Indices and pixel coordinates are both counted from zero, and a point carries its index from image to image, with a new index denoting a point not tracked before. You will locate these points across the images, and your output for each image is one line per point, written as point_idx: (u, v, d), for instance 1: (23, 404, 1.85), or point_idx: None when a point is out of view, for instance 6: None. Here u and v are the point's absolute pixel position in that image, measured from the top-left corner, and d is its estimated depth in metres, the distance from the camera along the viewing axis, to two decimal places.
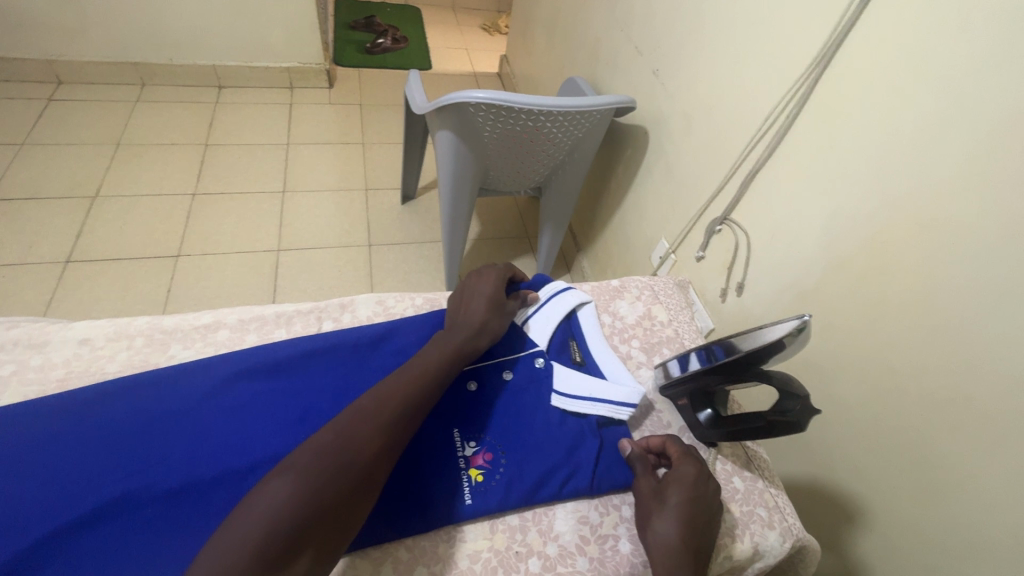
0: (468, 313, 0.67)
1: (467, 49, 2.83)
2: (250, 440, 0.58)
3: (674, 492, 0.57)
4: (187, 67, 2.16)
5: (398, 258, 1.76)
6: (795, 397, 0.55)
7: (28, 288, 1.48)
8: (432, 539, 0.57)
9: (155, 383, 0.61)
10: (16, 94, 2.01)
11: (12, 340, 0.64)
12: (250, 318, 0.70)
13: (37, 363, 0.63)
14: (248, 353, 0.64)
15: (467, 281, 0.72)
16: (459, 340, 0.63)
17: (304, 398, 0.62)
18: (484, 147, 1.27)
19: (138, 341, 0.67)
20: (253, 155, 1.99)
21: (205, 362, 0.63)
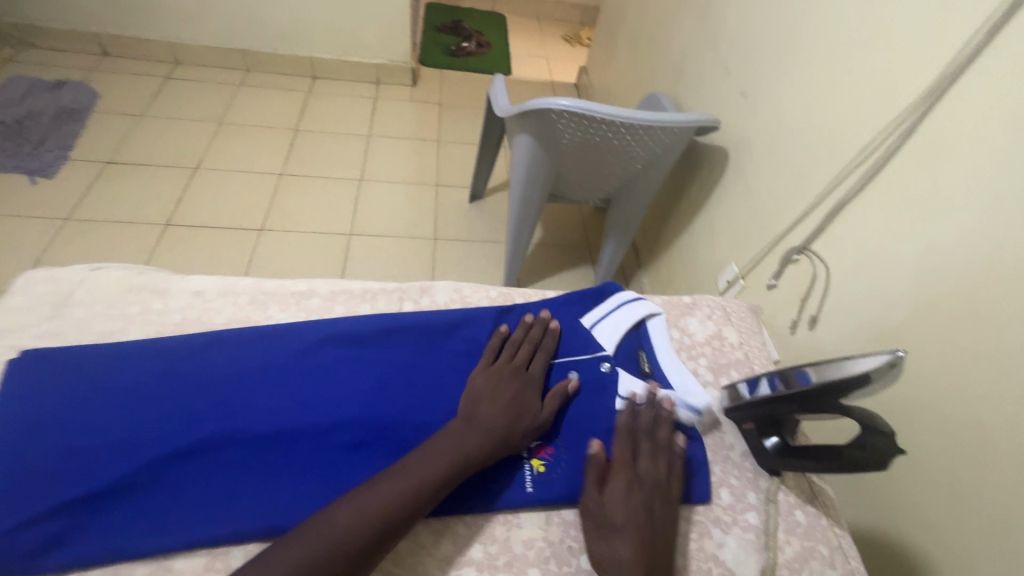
0: (497, 410, 0.60)
1: (546, 58, 2.88)
2: (332, 402, 0.62)
3: (618, 509, 0.55)
4: (287, 57, 2.32)
5: (461, 255, 1.81)
6: (879, 433, 0.54)
7: (130, 244, 1.64)
8: (490, 521, 0.59)
9: (253, 338, 0.66)
10: (140, 70, 2.23)
11: (140, 284, 0.71)
12: (341, 290, 0.75)
13: (158, 306, 0.70)
14: (335, 321, 0.69)
15: (500, 371, 0.65)
16: (477, 443, 0.57)
17: (381, 369, 0.66)
18: (561, 155, 1.30)
19: (243, 299, 0.73)
20: (336, 143, 2.11)
21: (298, 325, 0.68)
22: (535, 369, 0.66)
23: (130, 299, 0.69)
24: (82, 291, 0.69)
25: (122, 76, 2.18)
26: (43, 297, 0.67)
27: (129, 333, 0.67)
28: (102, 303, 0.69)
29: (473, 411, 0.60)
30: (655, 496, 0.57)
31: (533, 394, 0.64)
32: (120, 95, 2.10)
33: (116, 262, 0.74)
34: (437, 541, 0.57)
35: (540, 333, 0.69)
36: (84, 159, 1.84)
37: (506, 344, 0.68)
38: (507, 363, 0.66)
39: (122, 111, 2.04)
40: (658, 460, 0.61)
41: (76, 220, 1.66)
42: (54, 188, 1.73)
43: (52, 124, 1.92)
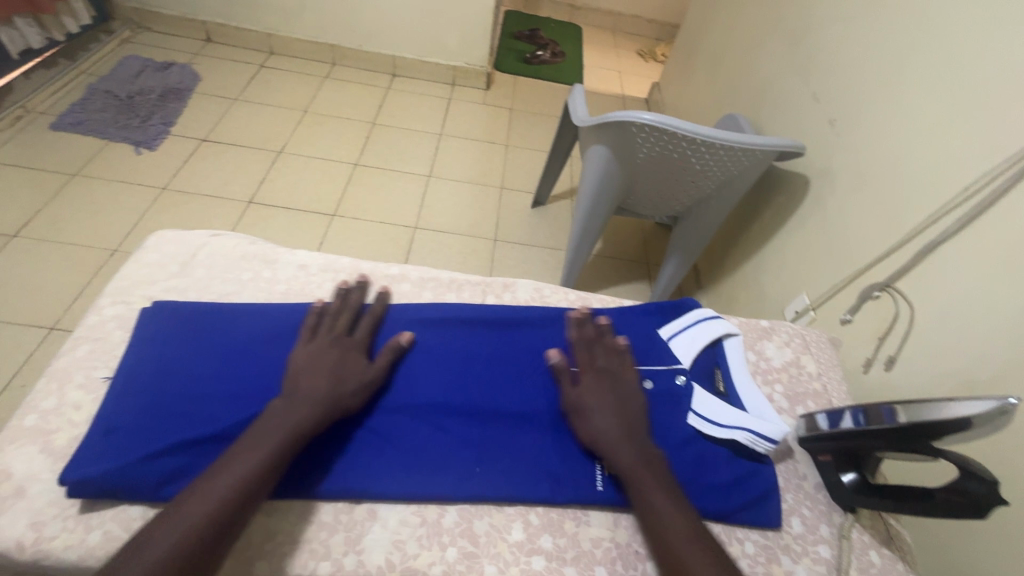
0: (318, 378, 0.60)
1: (619, 71, 2.88)
2: (418, 381, 0.66)
3: (584, 396, 0.62)
4: (371, 54, 2.43)
5: (519, 258, 1.83)
6: (977, 479, 0.52)
7: (216, 218, 1.76)
8: (561, 514, 0.60)
9: (350, 315, 0.71)
10: (238, 57, 2.39)
11: (253, 253, 0.78)
12: (429, 278, 0.79)
13: (267, 275, 0.76)
14: (424, 307, 0.73)
15: (322, 342, 0.64)
16: (304, 415, 0.57)
17: (464, 356, 0.69)
18: (636, 169, 1.31)
19: (341, 276, 0.77)
20: (409, 139, 2.19)
21: (389, 307, 0.73)
22: (357, 334, 0.67)
23: (244, 265, 0.76)
24: (203, 254, 0.76)
25: (222, 62, 2.35)
26: (171, 255, 0.75)
27: (241, 295, 0.73)
28: (219, 266, 0.75)
29: (300, 378, 0.60)
30: (615, 380, 0.64)
31: (357, 357, 0.64)
32: (219, 79, 2.26)
33: (232, 231, 0.80)
34: (508, 527, 0.58)
35: (357, 298, 0.71)
36: (183, 135, 1.99)
37: (323, 313, 0.68)
38: (326, 330, 0.66)
39: (220, 94, 2.19)
40: (608, 349, 0.67)
41: (172, 190, 1.80)
42: (155, 159, 1.88)
43: (159, 101, 2.09)
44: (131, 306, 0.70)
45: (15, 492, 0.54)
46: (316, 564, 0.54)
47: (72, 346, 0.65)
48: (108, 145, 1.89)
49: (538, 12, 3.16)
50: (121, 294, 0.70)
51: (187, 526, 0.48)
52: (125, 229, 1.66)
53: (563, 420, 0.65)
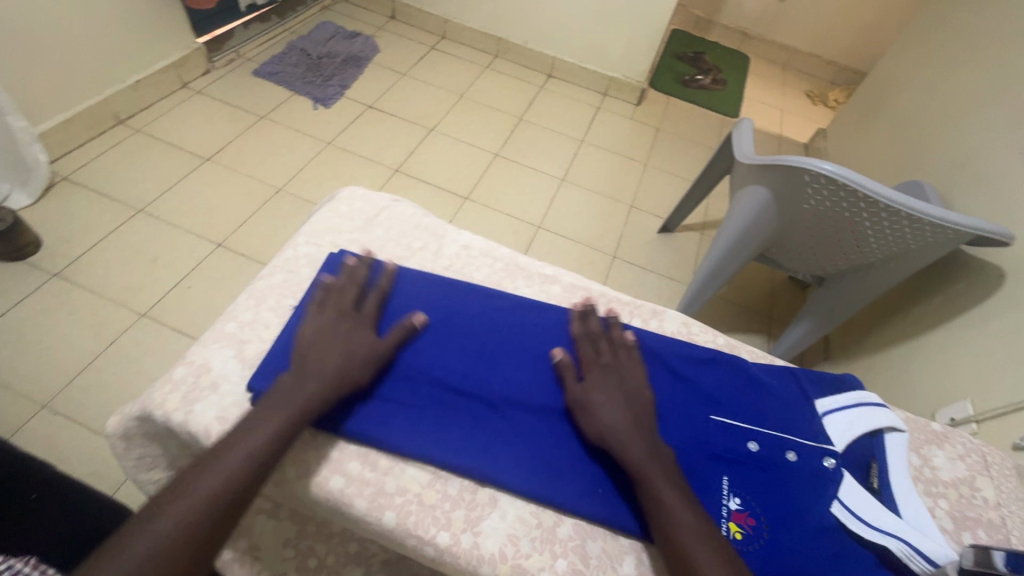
0: (326, 359, 0.59)
1: (781, 110, 2.70)
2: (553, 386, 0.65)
3: (597, 391, 0.61)
4: (534, 52, 2.50)
5: (635, 280, 1.79)
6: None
7: (365, 178, 1.91)
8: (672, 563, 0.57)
9: (501, 304, 0.72)
10: (414, 36, 2.58)
11: (425, 225, 0.82)
12: (580, 286, 0.78)
13: (434, 248, 0.80)
14: (572, 314, 0.72)
15: (330, 319, 0.63)
16: (315, 390, 0.57)
17: None
18: (799, 219, 1.21)
19: (498, 264, 0.79)
20: (551, 140, 2.23)
21: (538, 305, 0.73)
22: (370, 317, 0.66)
23: (418, 235, 0.80)
24: (384, 215, 0.82)
25: (400, 39, 2.54)
26: (360, 210, 0.82)
27: (411, 261, 0.78)
28: (397, 230, 0.81)
29: (315, 354, 0.59)
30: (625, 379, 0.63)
31: (354, 326, 0.63)
32: (395, 54, 2.45)
33: (410, 201, 0.86)
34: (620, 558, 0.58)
35: (362, 277, 0.69)
36: (354, 98, 2.19)
37: (329, 291, 0.67)
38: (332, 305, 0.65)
39: (392, 67, 2.38)
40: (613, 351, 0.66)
41: (334, 146, 1.99)
42: (327, 116, 2.09)
43: (341, 66, 2.31)
44: (321, 247, 0.77)
45: (210, 386, 0.61)
46: (436, 531, 0.56)
47: (270, 273, 0.73)
48: (293, 97, 2.13)
49: (707, 36, 3.06)
50: (314, 237, 0.77)
51: (233, 468, 0.50)
52: (291, 173, 1.86)
53: (695, 468, 0.59)
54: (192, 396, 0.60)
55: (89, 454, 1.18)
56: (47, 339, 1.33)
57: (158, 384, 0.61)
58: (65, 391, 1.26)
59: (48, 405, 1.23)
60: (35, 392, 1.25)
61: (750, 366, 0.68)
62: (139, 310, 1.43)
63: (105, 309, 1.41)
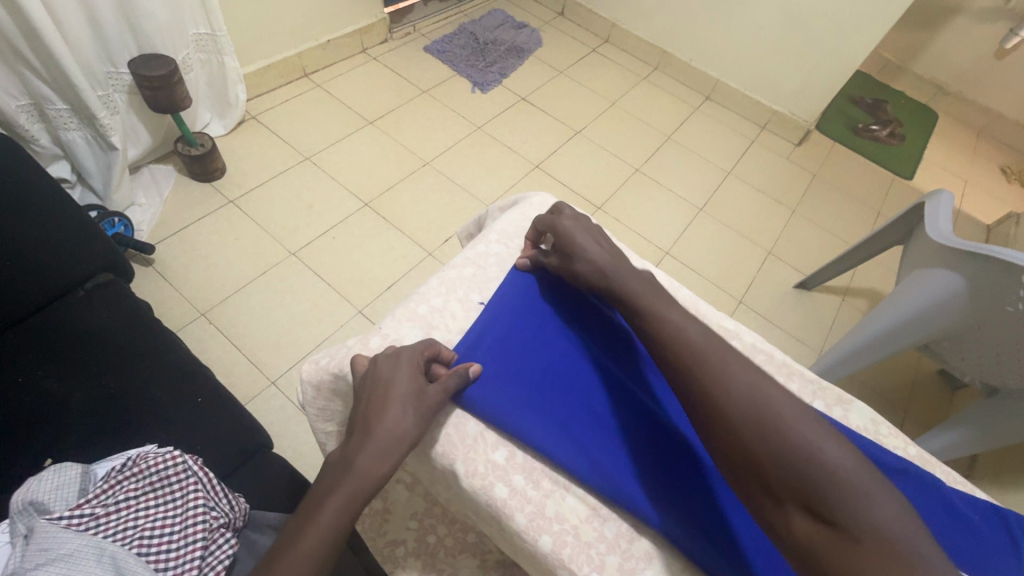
0: (373, 425, 0.53)
1: (965, 181, 2.38)
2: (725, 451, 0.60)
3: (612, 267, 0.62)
4: (697, 71, 2.39)
5: (758, 332, 1.68)
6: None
7: (506, 168, 1.95)
8: None
9: None
10: (578, 35, 2.57)
11: None
12: (763, 350, 0.71)
13: None
14: None
15: (381, 369, 0.56)
16: (370, 458, 0.52)
17: None
18: (993, 321, 1.05)
19: None
20: (695, 165, 2.13)
21: None
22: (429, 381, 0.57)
23: None
24: None
25: (564, 36, 2.55)
26: None
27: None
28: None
29: (371, 416, 0.53)
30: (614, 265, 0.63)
31: (412, 376, 0.56)
32: (556, 50, 2.47)
33: None
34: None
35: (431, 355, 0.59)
36: (509, 88, 2.23)
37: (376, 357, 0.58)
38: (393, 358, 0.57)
39: (551, 64, 2.39)
40: (591, 236, 0.67)
41: (483, 131, 2.04)
42: (482, 101, 2.15)
43: (504, 55, 2.36)
44: (509, 246, 0.75)
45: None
46: (587, 570, 0.52)
47: (461, 262, 0.72)
48: (455, 77, 2.22)
49: (893, 83, 2.75)
50: (506, 238, 0.75)
51: (358, 478, 0.52)
52: (439, 149, 1.95)
53: None
54: None
55: (229, 366, 1.32)
56: (215, 256, 1.51)
57: (354, 347, 0.62)
58: (220, 305, 1.42)
59: (206, 314, 1.40)
60: (198, 300, 1.42)
61: (949, 492, 0.60)
62: (290, 248, 1.57)
63: (264, 241, 1.57)
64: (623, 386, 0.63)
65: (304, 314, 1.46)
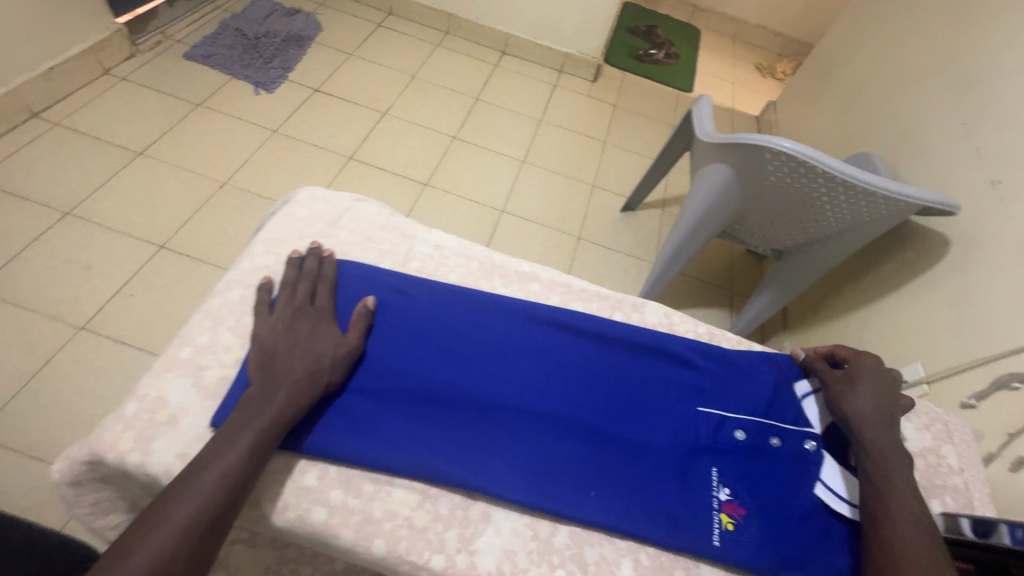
0: (293, 359, 0.59)
1: (732, 83, 2.74)
2: (548, 389, 0.65)
3: (863, 406, 0.63)
4: (486, 28, 2.42)
5: (601, 260, 1.80)
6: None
7: (318, 167, 1.81)
8: (671, 559, 0.58)
9: (500, 307, 0.71)
10: (359, 12, 2.44)
11: (392, 225, 0.80)
12: (560, 282, 0.77)
13: (404, 251, 0.77)
14: (555, 309, 0.72)
15: (282, 326, 0.62)
16: (284, 400, 0.56)
17: (591, 369, 0.67)
18: (759, 196, 1.24)
19: (474, 264, 0.78)
20: (509, 120, 2.18)
21: (525, 302, 0.72)
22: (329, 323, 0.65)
23: (384, 237, 0.78)
24: (348, 216, 0.79)
25: (344, 16, 2.40)
26: (321, 211, 0.79)
27: (382, 266, 0.75)
28: (363, 233, 0.78)
29: (225, 434, 0.53)
30: (863, 420, 0.62)
31: (315, 326, 0.63)
32: (339, 32, 2.32)
33: (373, 201, 0.83)
34: (617, 561, 0.57)
35: (315, 265, 0.69)
36: (298, 82, 2.06)
37: (282, 285, 0.67)
38: (288, 313, 0.64)
39: (338, 47, 2.25)
40: (870, 394, 0.64)
41: (281, 134, 1.87)
42: (271, 101, 1.96)
43: (281, 46, 2.16)
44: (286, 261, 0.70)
45: (170, 421, 0.57)
46: (429, 555, 0.54)
47: (225, 288, 0.69)
48: (230, 81, 1.98)
49: (658, 8, 3.05)
50: (273, 247, 0.73)
51: (178, 528, 0.46)
52: (235, 164, 1.74)
53: (684, 463, 0.61)
54: (148, 435, 0.56)
55: (33, 483, 1.09)
56: None
57: (105, 425, 0.57)
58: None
59: None
60: None
61: (732, 355, 0.71)
62: (75, 322, 1.31)
63: (38, 324, 1.29)
64: (463, 361, 0.66)
65: (117, 391, 1.24)
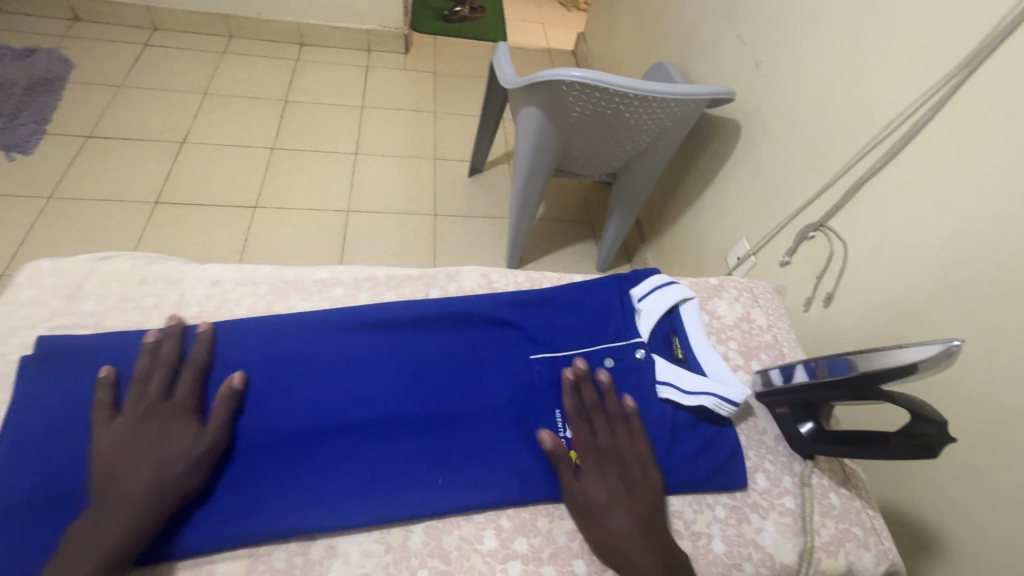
0: (138, 477, 0.53)
1: (542, 23, 2.77)
2: (376, 394, 0.64)
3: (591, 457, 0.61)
4: (272, 22, 2.20)
5: (461, 232, 1.78)
6: (929, 421, 0.55)
7: (121, 223, 1.58)
8: (532, 512, 0.62)
9: (311, 326, 0.68)
10: (115, 36, 2.10)
11: (154, 275, 0.74)
12: (364, 277, 0.77)
13: (173, 299, 0.72)
14: (369, 308, 0.71)
15: (105, 441, 0.55)
16: (125, 523, 0.51)
17: (416, 357, 0.68)
18: (571, 130, 1.27)
19: (262, 288, 0.75)
20: (327, 115, 2.03)
21: (336, 311, 0.70)
22: (157, 406, 0.59)
23: (145, 291, 0.72)
24: (93, 281, 0.71)
25: (98, 44, 2.05)
26: (54, 284, 0.70)
27: (148, 325, 0.69)
28: (117, 295, 0.71)
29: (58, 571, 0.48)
30: (607, 469, 0.60)
31: (159, 419, 0.58)
32: (97, 64, 1.98)
33: (122, 253, 0.76)
34: (479, 536, 0.59)
35: (150, 354, 0.63)
36: (61, 133, 1.75)
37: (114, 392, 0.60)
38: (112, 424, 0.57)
39: (100, 82, 1.92)
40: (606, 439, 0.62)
41: (59, 199, 1.59)
42: (32, 165, 1.65)
43: (26, 95, 1.80)
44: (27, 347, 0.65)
45: None
46: None
47: None
48: None
49: None
50: None
51: None
52: (10, 250, 1.46)
53: (526, 415, 0.65)
54: None
55: None
56: None
57: None
58: None
59: None
60: None
61: (555, 291, 0.74)
62: None
63: None
64: (282, 396, 0.63)
65: None
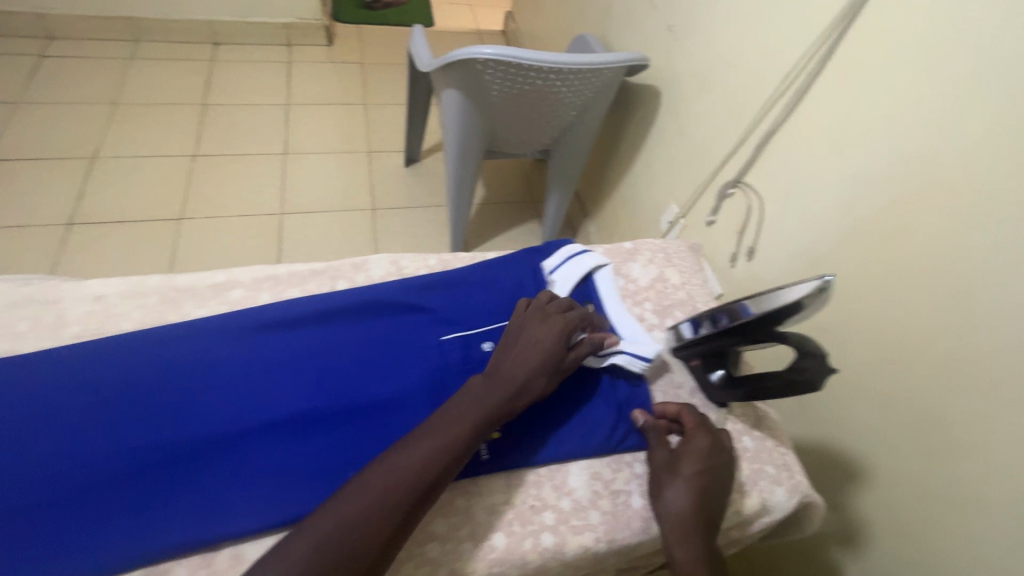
0: None
1: (470, 4, 2.72)
2: (287, 396, 0.63)
3: (686, 466, 0.61)
4: (181, 23, 2.08)
5: (400, 224, 1.75)
6: (814, 355, 0.58)
7: (33, 249, 1.48)
8: (451, 492, 0.62)
9: (211, 333, 0.66)
10: (4, 50, 1.94)
11: (27, 296, 0.69)
12: (264, 277, 0.76)
13: (52, 320, 0.68)
14: (275, 309, 0.69)
15: None
16: None
17: (327, 354, 0.67)
18: (491, 110, 1.26)
19: (152, 299, 0.72)
20: (250, 116, 1.95)
21: (238, 315, 0.68)
22: None
23: (18, 314, 0.67)
24: None
25: None
26: None
27: (22, 351, 0.65)
28: None
29: None
30: (701, 481, 0.60)
31: None
32: None
33: None
34: None
35: None
36: None
37: None
38: None
39: None
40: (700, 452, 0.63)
41: None
42: None
43: None
44: None
45: None
46: None
47: None
48: None
49: None
50: None
51: None
52: None
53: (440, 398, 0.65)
54: None
55: None
56: None
57: None
58: None
59: None
60: None
61: (466, 270, 0.77)
62: None
63: None
64: (184, 409, 0.60)
65: None
